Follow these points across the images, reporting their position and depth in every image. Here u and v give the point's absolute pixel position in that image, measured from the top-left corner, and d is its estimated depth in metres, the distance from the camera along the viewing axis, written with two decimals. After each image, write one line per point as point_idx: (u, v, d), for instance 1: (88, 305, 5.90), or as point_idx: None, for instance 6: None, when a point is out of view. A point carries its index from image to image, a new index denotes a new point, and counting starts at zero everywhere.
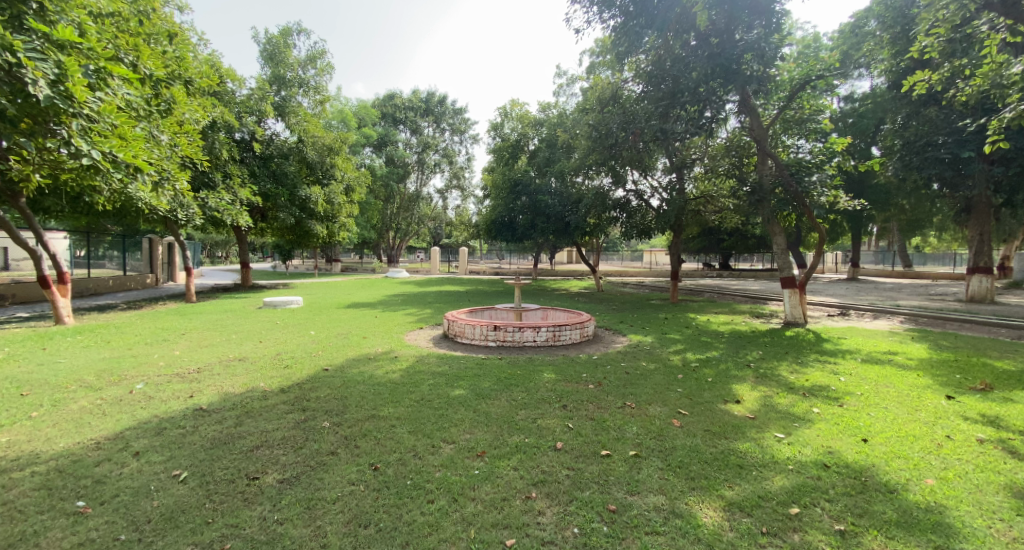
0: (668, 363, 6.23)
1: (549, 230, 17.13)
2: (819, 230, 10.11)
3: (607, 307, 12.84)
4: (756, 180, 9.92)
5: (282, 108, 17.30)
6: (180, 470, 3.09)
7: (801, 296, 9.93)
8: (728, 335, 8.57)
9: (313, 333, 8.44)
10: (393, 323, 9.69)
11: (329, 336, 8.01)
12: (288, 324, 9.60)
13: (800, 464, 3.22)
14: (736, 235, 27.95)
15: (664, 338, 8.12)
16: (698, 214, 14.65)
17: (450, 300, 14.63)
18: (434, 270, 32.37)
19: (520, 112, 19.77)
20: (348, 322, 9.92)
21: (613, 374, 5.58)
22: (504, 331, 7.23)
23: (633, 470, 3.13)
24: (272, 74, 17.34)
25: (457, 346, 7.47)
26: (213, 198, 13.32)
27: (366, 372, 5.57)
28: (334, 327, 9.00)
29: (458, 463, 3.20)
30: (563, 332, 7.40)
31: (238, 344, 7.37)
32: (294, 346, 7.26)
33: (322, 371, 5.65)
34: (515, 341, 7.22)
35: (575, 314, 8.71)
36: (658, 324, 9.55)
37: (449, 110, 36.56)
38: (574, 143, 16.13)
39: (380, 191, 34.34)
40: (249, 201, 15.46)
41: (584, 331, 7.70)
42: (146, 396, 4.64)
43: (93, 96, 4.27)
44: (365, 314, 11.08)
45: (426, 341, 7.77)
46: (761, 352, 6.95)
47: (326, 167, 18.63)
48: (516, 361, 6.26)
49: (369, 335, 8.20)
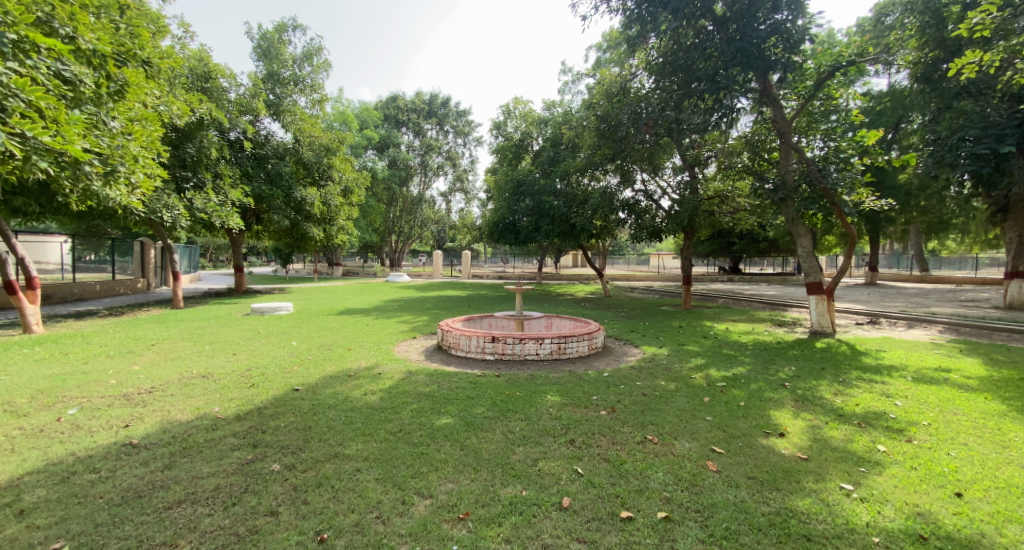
0: (690, 381, 5.42)
1: (554, 232, 16.32)
2: (850, 233, 9.23)
3: (616, 314, 12.03)
4: (779, 178, 9.10)
5: (277, 107, 16.61)
6: (65, 541, 2.38)
7: (828, 303, 9.14)
8: (753, 347, 7.73)
9: (294, 344, 7.68)
10: (384, 332, 8.93)
11: (311, 348, 7.26)
12: (271, 333, 8.87)
13: (886, 536, 2.47)
14: (747, 238, 27.35)
15: (682, 350, 7.30)
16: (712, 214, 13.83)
17: (449, 306, 13.87)
18: (436, 274, 31.72)
19: (523, 111, 19.07)
20: (336, 330, 9.18)
21: (628, 397, 4.79)
22: (503, 342, 6.47)
23: (664, 545, 2.37)
24: (267, 71, 16.64)
25: (450, 359, 6.73)
26: (200, 199, 12.64)
27: (341, 394, 4.82)
28: (320, 337, 8.25)
29: (431, 533, 2.44)
30: (569, 344, 6.60)
31: (208, 358, 6.62)
32: (269, 360, 6.49)
33: (291, 392, 4.89)
34: (514, 354, 6.45)
35: (583, 323, 7.95)
36: (673, 334, 8.75)
37: (452, 112, 35.91)
38: (580, 141, 15.39)
39: (382, 194, 33.74)
40: (241, 203, 14.82)
41: (592, 342, 6.90)
42: (73, 426, 3.90)
43: (2, 66, 3.54)
44: (356, 321, 10.35)
45: (417, 354, 7.01)
46: (794, 368, 6.12)
47: (323, 168, 17.98)
48: (516, 379, 5.47)
49: (355, 346, 7.42)
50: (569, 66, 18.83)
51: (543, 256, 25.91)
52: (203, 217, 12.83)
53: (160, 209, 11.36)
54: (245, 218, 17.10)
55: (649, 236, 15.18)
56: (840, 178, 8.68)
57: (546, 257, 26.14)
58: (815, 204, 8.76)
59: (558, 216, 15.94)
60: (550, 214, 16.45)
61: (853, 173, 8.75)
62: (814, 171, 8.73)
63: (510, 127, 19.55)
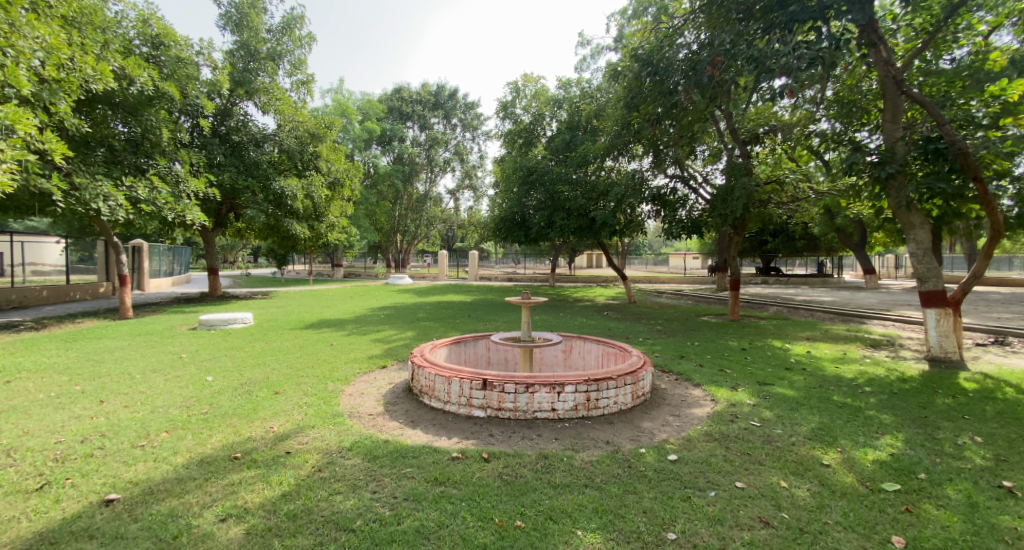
0: (831, 480, 3.04)
1: (570, 228, 13.80)
2: (995, 225, 6.39)
3: (651, 329, 9.60)
4: (887, 149, 6.62)
5: (248, 85, 14.12)
6: None
7: (955, 321, 6.77)
8: (871, 388, 5.27)
9: (210, 379, 5.41)
10: (347, 358, 6.62)
11: (222, 390, 4.96)
12: (195, 358, 6.59)
13: None
14: (782, 236, 24.80)
15: (771, 396, 4.92)
16: (766, 205, 11.37)
17: (447, 316, 11.56)
18: (442, 276, 29.52)
19: (535, 89, 16.69)
20: (285, 354, 6.90)
21: (738, 535, 2.42)
22: (495, 388, 4.12)
23: None
24: (237, 42, 14.39)
25: (421, 413, 4.40)
26: (143, 187, 10.38)
27: (181, 519, 2.52)
28: (253, 368, 5.97)
29: None
30: (603, 393, 4.21)
31: (54, 410, 4.36)
32: (141, 414, 4.21)
33: (91, 512, 2.60)
34: (515, 409, 4.09)
35: (618, 351, 5.61)
36: (742, 364, 6.35)
37: (460, 104, 33.47)
38: (603, 119, 12.98)
39: (386, 191, 31.58)
40: (206, 194, 12.77)
41: (637, 389, 4.52)
42: None
43: None
44: (321, 340, 8.06)
45: (373, 402, 4.70)
46: (982, 442, 3.70)
47: (308, 157, 15.95)
48: (521, 471, 3.12)
49: (290, 386, 5.14)
50: (588, 38, 16.41)
51: (555, 258, 23.41)
52: (152, 210, 10.68)
53: (92, 200, 9.27)
54: (218, 214, 15.03)
55: (684, 233, 12.75)
56: (986, 145, 6.10)
57: (560, 258, 23.66)
58: (947, 180, 6.19)
59: (575, 209, 13.50)
60: (565, 207, 13.97)
61: (999, 139, 6.17)
62: (942, 136, 6.22)
63: (519, 109, 17.09)
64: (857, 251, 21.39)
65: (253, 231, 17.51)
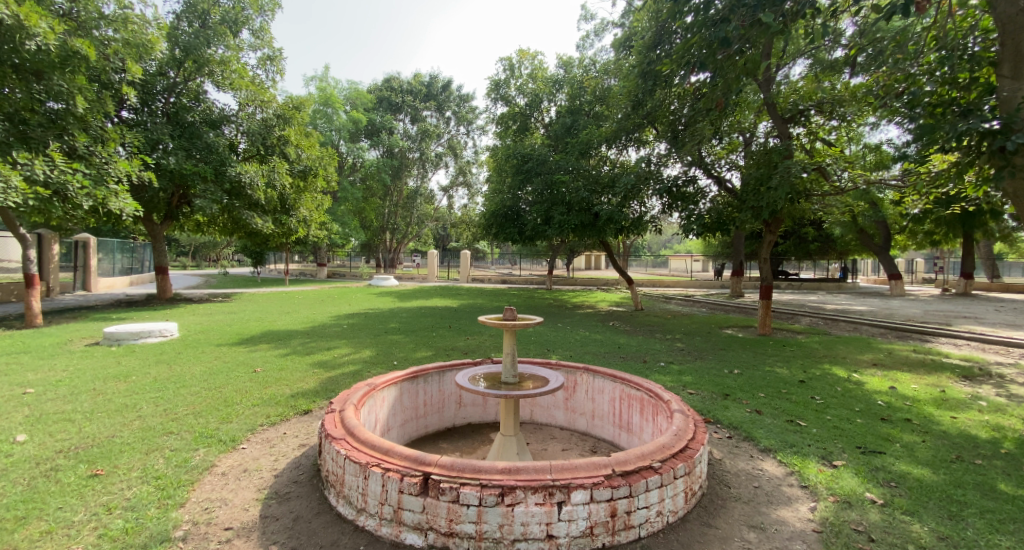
0: None
1: (571, 225, 11.91)
2: None
3: (670, 347, 7.74)
4: (1009, 113, 4.63)
5: (196, 54, 12.04)
6: None
7: None
8: None
9: (18, 442, 3.49)
10: (257, 396, 4.68)
11: (11, 468, 3.07)
12: (45, 394, 4.67)
13: None
14: (793, 238, 23.40)
15: (900, 481, 3.09)
16: (805, 196, 9.53)
17: (422, 326, 9.59)
18: (432, 277, 27.54)
19: (533, 67, 14.79)
20: (177, 387, 4.96)
21: None
22: (442, 495, 2.25)
23: None
24: (189, 6, 12.47)
25: (319, 527, 2.52)
26: (47, 164, 8.38)
27: None
28: (105, 417, 4.04)
29: None
30: (637, 501, 2.35)
31: None
32: None
33: None
34: (477, 537, 2.21)
35: (645, 398, 3.76)
36: (815, 410, 4.51)
37: (454, 96, 31.54)
38: (611, 96, 11.15)
39: (374, 186, 29.58)
40: (143, 180, 10.85)
41: (691, 483, 2.66)
42: None
43: None
44: (245, 363, 6.12)
45: (248, 497, 2.83)
46: None
47: (274, 142, 14.10)
48: None
49: (132, 457, 3.24)
50: (592, 12, 14.52)
51: (552, 259, 21.39)
52: (64, 195, 8.69)
53: None
54: (169, 205, 13.14)
55: (703, 232, 10.95)
56: None
57: (558, 259, 21.61)
58: None
59: (576, 203, 11.56)
60: (564, 199, 12.09)
61: None
62: None
63: (514, 90, 15.16)
64: (880, 255, 19.53)
65: (214, 226, 15.58)
